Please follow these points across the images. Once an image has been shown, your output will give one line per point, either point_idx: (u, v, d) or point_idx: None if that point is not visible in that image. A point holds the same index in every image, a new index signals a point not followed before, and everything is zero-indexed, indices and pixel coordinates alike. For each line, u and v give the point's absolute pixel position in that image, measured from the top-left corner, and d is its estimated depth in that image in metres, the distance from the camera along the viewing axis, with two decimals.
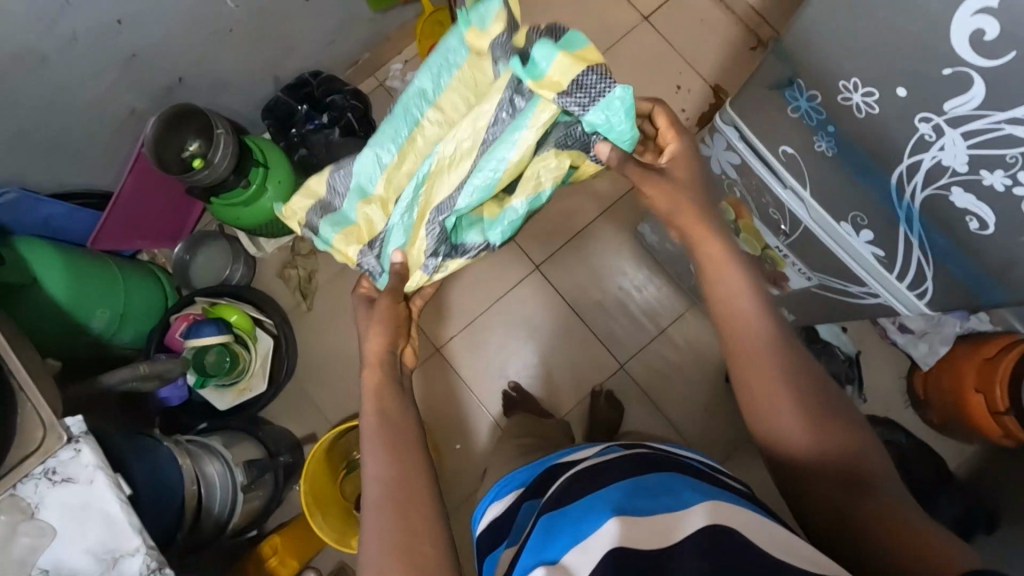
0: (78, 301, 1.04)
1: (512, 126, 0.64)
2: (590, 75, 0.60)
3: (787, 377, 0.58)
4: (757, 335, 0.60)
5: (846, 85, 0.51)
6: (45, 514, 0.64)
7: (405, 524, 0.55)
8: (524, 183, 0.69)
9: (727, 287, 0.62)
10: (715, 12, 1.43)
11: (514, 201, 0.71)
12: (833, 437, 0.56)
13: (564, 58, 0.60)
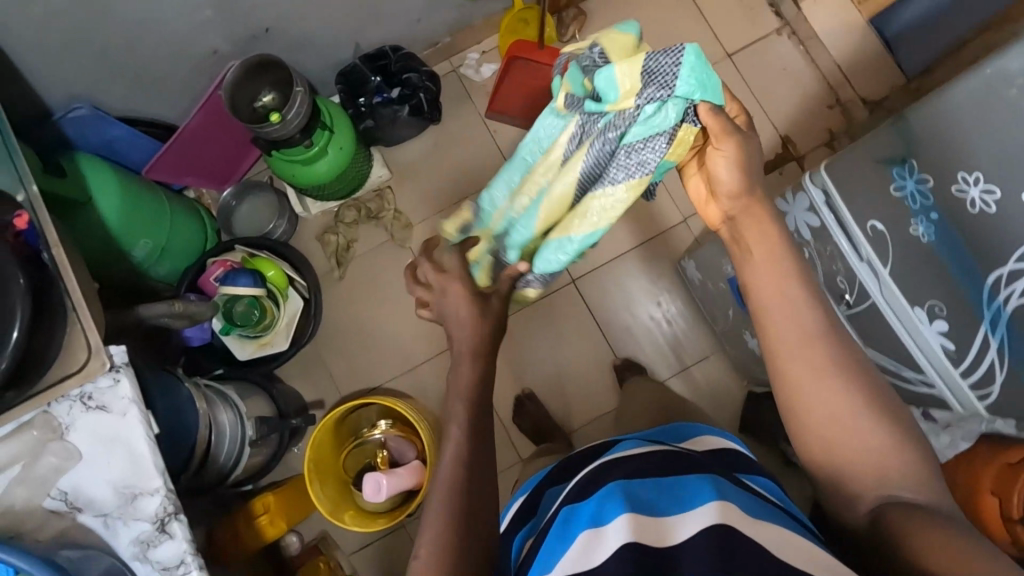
0: (125, 227, 1.04)
1: (578, 154, 0.71)
2: (651, 84, 0.64)
3: (834, 394, 0.57)
4: (806, 339, 0.59)
5: (963, 181, 0.68)
6: (74, 437, 0.65)
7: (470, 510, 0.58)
8: (586, 211, 0.73)
9: (771, 294, 0.61)
10: (799, 63, 1.42)
11: (573, 227, 0.74)
12: (893, 453, 0.56)
13: (619, 71, 0.65)
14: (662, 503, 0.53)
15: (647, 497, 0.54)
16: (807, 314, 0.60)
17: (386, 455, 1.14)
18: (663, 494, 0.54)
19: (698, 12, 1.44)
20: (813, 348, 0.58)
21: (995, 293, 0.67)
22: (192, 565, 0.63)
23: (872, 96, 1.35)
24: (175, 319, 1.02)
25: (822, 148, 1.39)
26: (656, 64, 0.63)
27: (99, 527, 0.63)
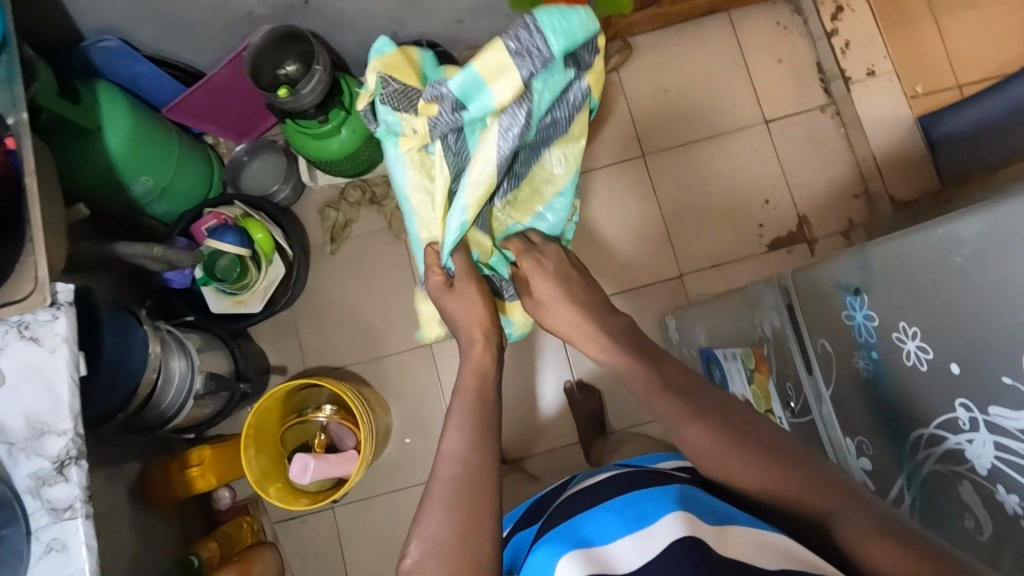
0: (128, 160, 1.06)
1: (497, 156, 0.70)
2: (522, 38, 0.64)
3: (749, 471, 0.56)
4: (711, 438, 0.58)
5: (901, 331, 0.53)
6: (2, 361, 0.67)
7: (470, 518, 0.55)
8: (542, 180, 0.79)
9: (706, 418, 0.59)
10: (836, 146, 1.38)
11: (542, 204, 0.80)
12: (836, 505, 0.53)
13: (487, 74, 0.66)
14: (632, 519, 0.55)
15: (614, 516, 0.57)
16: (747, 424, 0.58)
17: (325, 439, 1.16)
18: (628, 509, 0.57)
19: (746, 72, 1.40)
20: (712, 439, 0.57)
21: (915, 450, 0.55)
22: (80, 511, 0.64)
23: (903, 195, 1.30)
24: (150, 262, 1.04)
25: (838, 236, 1.34)
26: (518, 41, 0.64)
27: (2, 454, 0.65)
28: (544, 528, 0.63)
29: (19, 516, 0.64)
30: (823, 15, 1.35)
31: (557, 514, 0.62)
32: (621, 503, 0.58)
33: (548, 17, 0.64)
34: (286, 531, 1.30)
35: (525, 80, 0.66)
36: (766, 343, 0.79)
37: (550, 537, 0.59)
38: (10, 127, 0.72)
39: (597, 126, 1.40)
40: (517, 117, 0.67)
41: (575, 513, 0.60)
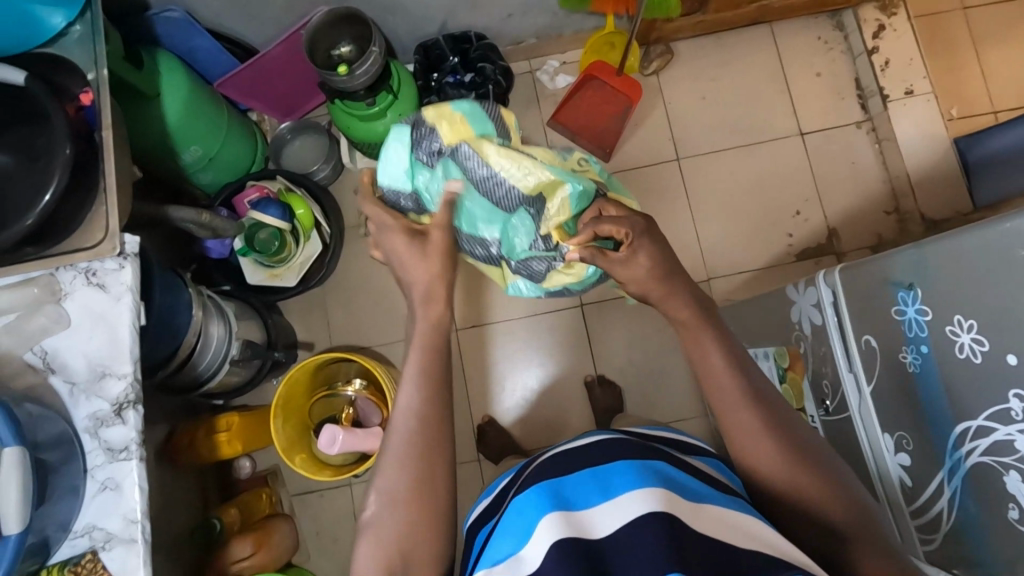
0: (183, 128, 1.09)
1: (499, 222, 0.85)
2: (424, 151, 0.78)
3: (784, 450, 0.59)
4: (746, 415, 0.62)
5: (955, 324, 0.54)
6: (69, 304, 0.72)
7: None
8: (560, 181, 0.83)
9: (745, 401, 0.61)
10: (869, 162, 1.39)
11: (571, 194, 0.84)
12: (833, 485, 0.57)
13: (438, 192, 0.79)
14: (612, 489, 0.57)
15: (593, 483, 0.59)
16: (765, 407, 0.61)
17: (352, 413, 1.18)
18: (608, 479, 0.59)
19: (784, 84, 1.42)
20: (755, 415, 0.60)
21: (960, 443, 0.56)
22: (134, 453, 0.69)
23: (934, 215, 1.31)
24: (198, 227, 1.07)
25: (866, 250, 1.35)
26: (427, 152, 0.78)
27: (64, 392, 0.70)
28: (520, 488, 0.64)
29: (77, 452, 0.68)
30: (865, 32, 1.37)
31: (535, 476, 0.64)
32: (599, 471, 0.60)
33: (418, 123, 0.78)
34: (302, 505, 1.30)
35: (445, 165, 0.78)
36: (802, 343, 0.81)
37: (530, 497, 0.60)
38: (90, 82, 0.78)
39: (635, 127, 1.42)
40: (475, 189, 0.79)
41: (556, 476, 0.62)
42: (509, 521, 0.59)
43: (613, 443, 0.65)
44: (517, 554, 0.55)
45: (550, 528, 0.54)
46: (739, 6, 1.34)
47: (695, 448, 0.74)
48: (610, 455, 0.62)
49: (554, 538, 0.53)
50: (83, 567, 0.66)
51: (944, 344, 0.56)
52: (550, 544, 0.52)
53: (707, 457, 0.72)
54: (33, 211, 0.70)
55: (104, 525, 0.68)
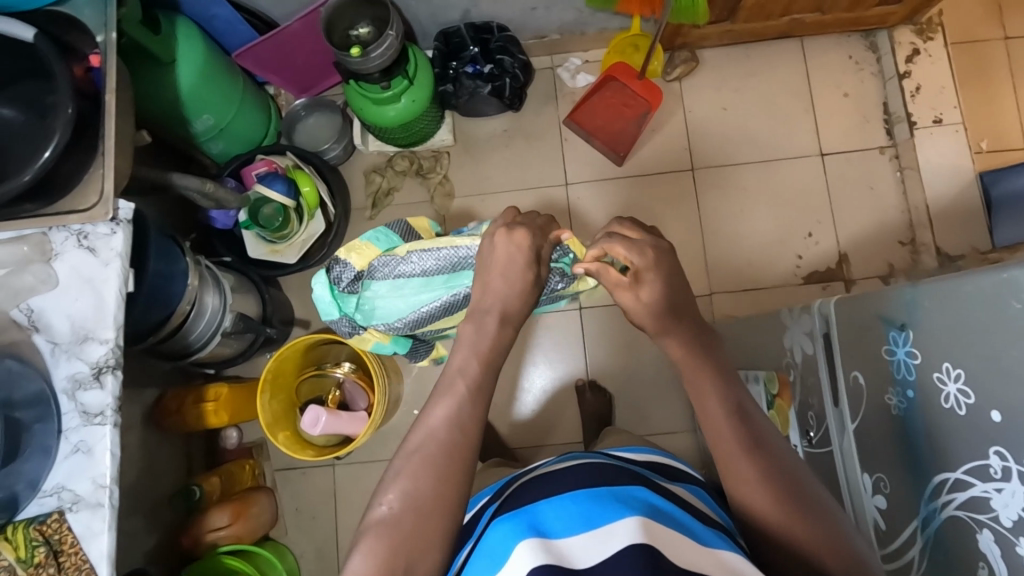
0: (195, 96, 1.09)
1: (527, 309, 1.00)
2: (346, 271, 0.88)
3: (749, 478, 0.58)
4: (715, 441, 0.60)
5: (942, 371, 0.52)
6: (57, 265, 0.73)
7: (447, 481, 0.57)
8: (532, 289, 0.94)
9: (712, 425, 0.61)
10: (889, 188, 1.35)
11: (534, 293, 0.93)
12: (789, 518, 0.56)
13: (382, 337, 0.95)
14: (595, 515, 0.56)
15: (577, 508, 0.58)
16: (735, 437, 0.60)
17: (338, 396, 1.18)
18: (594, 506, 0.58)
19: (809, 101, 1.39)
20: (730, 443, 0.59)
21: (936, 494, 0.54)
22: (109, 419, 0.70)
23: (950, 249, 1.27)
24: (201, 196, 1.07)
25: (876, 280, 1.32)
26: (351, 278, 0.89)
27: (47, 351, 0.71)
28: (505, 505, 0.64)
29: (53, 412, 0.70)
30: (897, 55, 1.33)
31: (520, 495, 0.63)
32: (583, 495, 0.59)
33: (320, 277, 0.90)
34: (285, 481, 1.30)
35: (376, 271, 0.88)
36: (794, 370, 0.79)
37: (514, 517, 0.59)
38: (99, 44, 0.78)
39: (652, 133, 1.39)
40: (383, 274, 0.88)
41: (542, 496, 0.61)
42: (489, 536, 0.59)
43: (599, 468, 0.64)
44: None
45: (529, 554, 0.53)
46: (770, 17, 1.30)
47: (678, 473, 0.73)
48: (592, 479, 0.62)
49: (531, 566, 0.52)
50: (49, 526, 0.68)
51: (929, 392, 0.54)
52: (527, 567, 0.52)
53: (690, 484, 0.71)
54: (31, 168, 0.71)
55: (74, 487, 0.69)
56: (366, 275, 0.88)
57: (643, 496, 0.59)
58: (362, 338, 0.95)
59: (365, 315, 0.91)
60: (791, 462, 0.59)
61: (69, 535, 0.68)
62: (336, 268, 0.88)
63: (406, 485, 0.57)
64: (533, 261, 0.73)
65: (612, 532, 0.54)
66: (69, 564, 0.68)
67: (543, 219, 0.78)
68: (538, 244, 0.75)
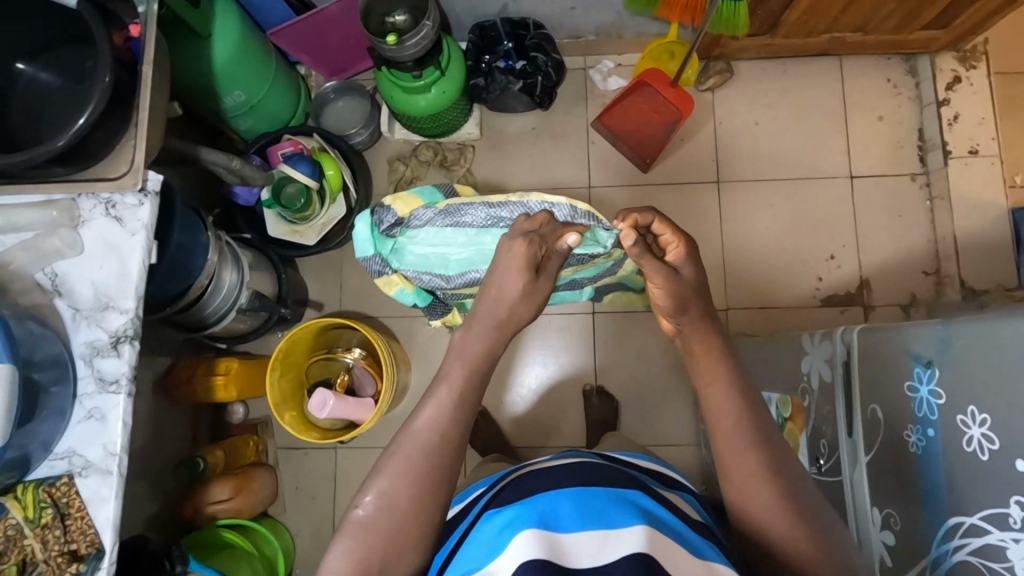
0: (229, 72, 1.10)
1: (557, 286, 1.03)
2: (389, 212, 0.90)
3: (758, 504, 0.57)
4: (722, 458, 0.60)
5: (967, 415, 0.51)
6: (84, 232, 0.74)
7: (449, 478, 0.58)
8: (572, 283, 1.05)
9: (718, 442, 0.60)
10: (919, 216, 1.32)
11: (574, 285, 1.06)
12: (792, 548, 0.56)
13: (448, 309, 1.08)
14: (587, 513, 0.56)
15: (570, 502, 0.58)
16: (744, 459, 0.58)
17: (346, 380, 1.19)
18: (586, 502, 0.58)
19: (843, 122, 1.36)
20: (740, 465, 0.58)
21: (949, 536, 0.54)
22: (124, 388, 0.71)
23: (974, 283, 1.25)
24: (227, 173, 1.08)
25: (897, 308, 1.29)
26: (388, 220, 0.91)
27: (67, 316, 0.73)
28: (499, 499, 0.64)
29: (70, 376, 0.71)
30: (939, 82, 1.30)
31: (513, 488, 0.64)
32: (580, 493, 0.59)
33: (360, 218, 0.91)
34: (287, 460, 1.31)
35: (416, 213, 0.90)
36: (810, 395, 0.78)
37: (507, 509, 0.60)
38: (140, 15, 0.78)
39: (680, 142, 1.37)
40: (421, 215, 0.90)
41: (536, 490, 0.61)
42: (481, 530, 0.59)
43: (592, 466, 0.64)
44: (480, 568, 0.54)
45: (522, 544, 0.53)
46: (811, 34, 1.28)
47: (674, 480, 0.73)
48: (591, 479, 0.62)
49: (526, 556, 0.51)
50: (58, 489, 0.69)
51: (950, 434, 0.53)
52: (520, 560, 0.51)
53: (685, 492, 0.71)
54: (66, 133, 0.71)
55: (85, 452, 0.70)
56: (406, 222, 0.91)
57: (639, 501, 0.59)
58: (386, 282, 0.98)
59: (398, 257, 0.94)
60: (802, 490, 0.58)
61: (76, 499, 0.69)
62: (378, 214, 0.91)
63: (413, 483, 0.57)
64: (530, 276, 0.68)
65: (608, 535, 0.53)
66: (74, 528, 0.69)
67: (542, 223, 0.73)
68: (538, 256, 0.69)
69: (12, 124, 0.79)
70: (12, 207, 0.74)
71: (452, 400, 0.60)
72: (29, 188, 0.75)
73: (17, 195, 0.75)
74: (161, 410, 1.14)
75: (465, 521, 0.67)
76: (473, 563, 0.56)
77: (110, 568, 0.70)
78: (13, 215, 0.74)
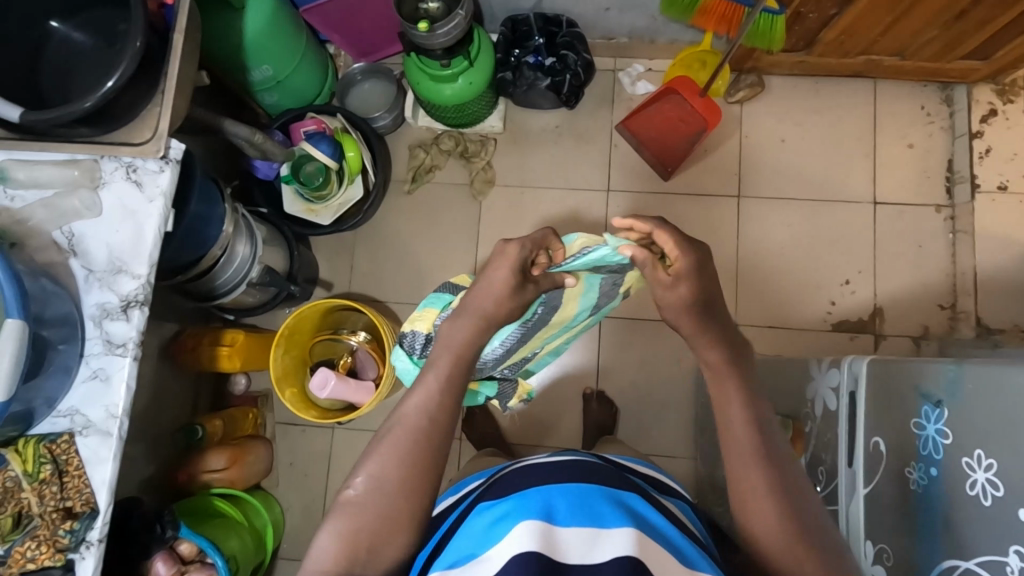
0: (259, 46, 1.10)
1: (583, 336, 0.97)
2: (412, 339, 0.82)
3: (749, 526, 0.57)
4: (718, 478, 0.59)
5: (973, 458, 0.51)
6: (103, 194, 0.75)
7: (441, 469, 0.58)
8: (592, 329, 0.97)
9: None
10: (941, 248, 1.30)
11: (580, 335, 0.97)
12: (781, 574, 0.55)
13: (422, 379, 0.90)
14: (582, 511, 0.56)
15: (562, 499, 0.58)
16: (741, 479, 0.58)
17: (349, 361, 1.20)
18: (579, 500, 0.58)
19: (871, 147, 1.34)
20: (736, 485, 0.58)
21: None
22: (130, 351, 0.72)
23: (990, 321, 1.23)
24: (248, 146, 1.08)
25: (909, 340, 1.28)
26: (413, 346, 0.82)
27: (80, 276, 0.73)
28: (491, 493, 0.64)
29: (78, 335, 0.71)
30: (973, 113, 1.28)
31: (508, 480, 0.63)
32: (573, 489, 0.59)
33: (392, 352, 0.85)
34: (283, 435, 1.32)
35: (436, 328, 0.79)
36: (812, 420, 0.78)
37: (501, 503, 0.59)
38: None
39: (704, 152, 1.36)
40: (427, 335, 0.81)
41: (528, 483, 0.61)
42: (474, 521, 0.59)
43: (590, 466, 0.64)
44: (468, 560, 0.54)
45: (516, 539, 0.52)
46: (848, 54, 1.26)
47: (670, 488, 0.73)
48: (585, 478, 0.61)
49: (518, 548, 0.51)
50: (58, 446, 0.70)
51: (953, 475, 0.53)
52: (511, 554, 0.51)
53: (680, 500, 0.71)
54: (93, 95, 0.70)
55: (87, 412, 0.71)
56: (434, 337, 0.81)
57: (634, 506, 0.59)
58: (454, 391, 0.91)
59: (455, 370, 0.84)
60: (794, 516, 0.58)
61: (75, 458, 0.70)
62: (405, 339, 0.83)
63: (400, 478, 0.57)
64: (520, 280, 0.66)
65: (601, 535, 0.54)
66: (71, 485, 0.70)
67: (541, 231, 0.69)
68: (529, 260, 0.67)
69: (42, 81, 0.80)
70: (34, 163, 0.75)
71: (440, 387, 0.61)
72: (53, 147, 0.75)
73: (40, 152, 0.75)
74: (164, 374, 1.15)
75: (454, 517, 0.67)
76: (462, 555, 0.56)
77: (103, 528, 0.71)
78: (35, 171, 0.74)
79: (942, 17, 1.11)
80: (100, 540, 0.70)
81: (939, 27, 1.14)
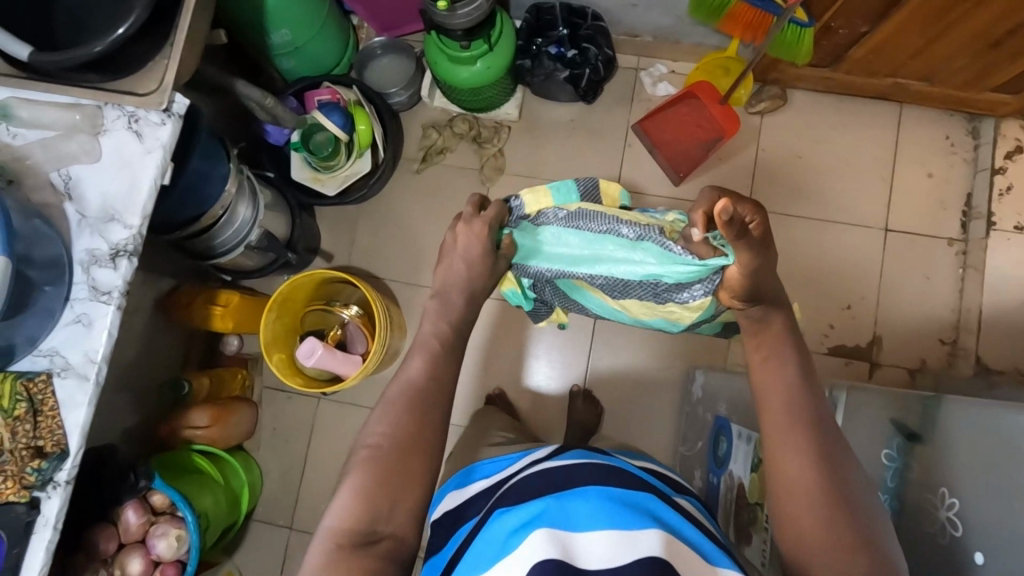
0: (280, 9, 1.09)
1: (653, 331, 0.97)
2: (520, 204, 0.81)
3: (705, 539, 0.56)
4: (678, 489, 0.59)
5: (937, 495, 0.56)
6: (103, 141, 0.75)
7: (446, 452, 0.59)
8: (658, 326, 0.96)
9: None
10: (948, 282, 1.27)
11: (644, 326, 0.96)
12: None
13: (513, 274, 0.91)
14: (600, 514, 0.55)
15: (581, 501, 0.57)
16: None
17: (338, 335, 1.21)
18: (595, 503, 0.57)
19: (889, 172, 1.31)
20: None
21: None
22: (113, 300, 0.73)
23: (989, 361, 1.21)
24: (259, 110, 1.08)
25: (905, 371, 1.26)
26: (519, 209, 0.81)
27: (72, 219, 0.74)
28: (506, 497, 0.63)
29: (64, 278, 0.72)
30: (998, 148, 1.25)
31: (522, 487, 0.62)
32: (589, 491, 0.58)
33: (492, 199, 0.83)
34: (269, 400, 1.33)
35: (543, 213, 0.79)
36: None
37: (520, 509, 0.59)
38: None
39: (718, 160, 1.34)
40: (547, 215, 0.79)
41: (542, 488, 0.60)
42: (495, 527, 0.59)
43: (600, 467, 0.62)
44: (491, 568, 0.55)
45: (535, 548, 0.52)
46: (875, 74, 1.24)
47: (682, 485, 0.72)
48: (602, 479, 0.60)
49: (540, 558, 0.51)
50: (35, 384, 0.71)
51: (924, 509, 0.58)
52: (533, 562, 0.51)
53: (693, 500, 0.69)
54: (102, 41, 0.71)
55: (67, 354, 0.72)
56: (535, 220, 0.80)
57: (645, 503, 0.58)
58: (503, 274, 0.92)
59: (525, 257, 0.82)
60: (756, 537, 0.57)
61: (51, 398, 0.71)
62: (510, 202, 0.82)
63: None
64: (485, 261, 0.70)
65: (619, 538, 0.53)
66: (44, 425, 0.71)
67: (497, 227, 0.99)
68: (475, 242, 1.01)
69: (55, 24, 0.80)
70: (38, 103, 0.75)
71: None
72: (59, 89, 0.75)
73: (45, 92, 0.76)
74: (157, 327, 1.16)
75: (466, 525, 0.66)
76: (484, 564, 0.56)
77: (71, 470, 0.72)
78: (38, 111, 0.75)
79: (974, 45, 1.08)
80: (67, 481, 0.71)
81: (969, 56, 1.11)
